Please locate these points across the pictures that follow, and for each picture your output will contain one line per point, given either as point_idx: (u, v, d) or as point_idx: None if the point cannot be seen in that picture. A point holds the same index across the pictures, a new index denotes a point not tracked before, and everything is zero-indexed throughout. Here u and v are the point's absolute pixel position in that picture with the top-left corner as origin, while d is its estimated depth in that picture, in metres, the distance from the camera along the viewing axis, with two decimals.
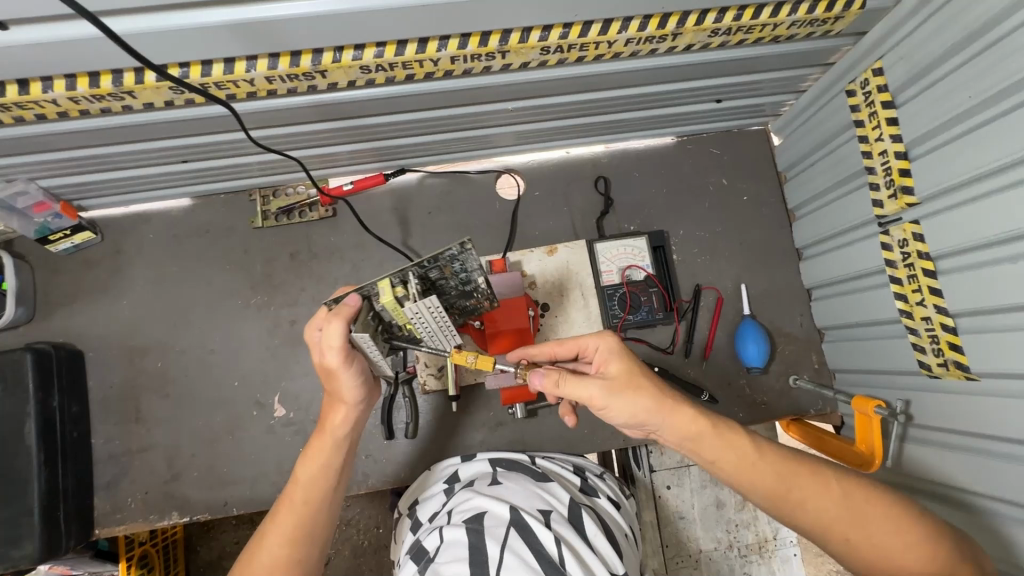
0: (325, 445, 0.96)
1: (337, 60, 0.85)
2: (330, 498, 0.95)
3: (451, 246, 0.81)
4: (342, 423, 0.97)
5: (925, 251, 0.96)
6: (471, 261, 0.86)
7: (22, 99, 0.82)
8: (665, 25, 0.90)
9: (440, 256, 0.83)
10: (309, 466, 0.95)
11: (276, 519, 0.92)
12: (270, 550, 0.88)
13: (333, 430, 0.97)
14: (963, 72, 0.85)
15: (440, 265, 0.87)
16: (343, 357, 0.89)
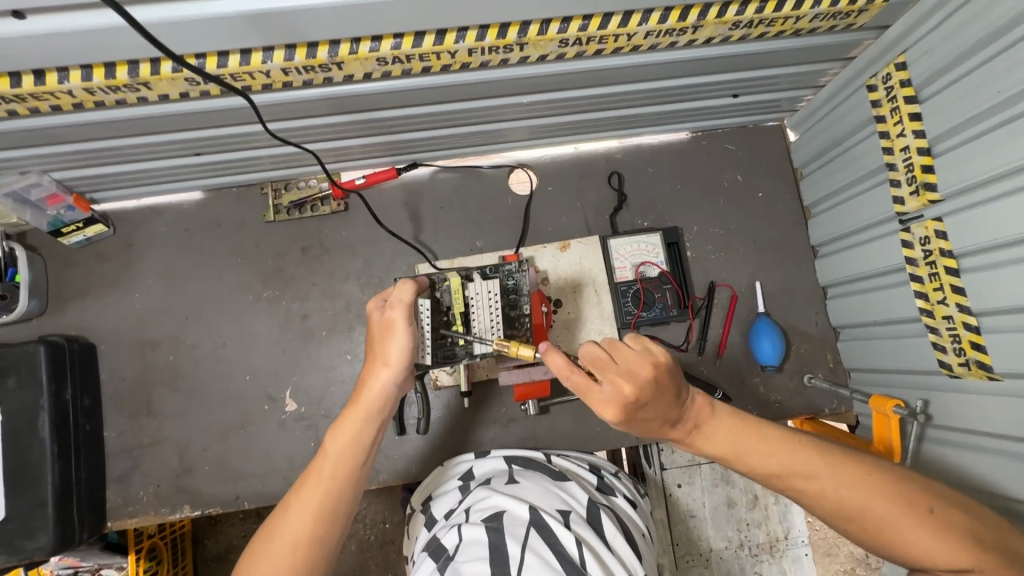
0: (358, 417, 0.94)
1: (354, 52, 0.84)
2: (357, 470, 0.94)
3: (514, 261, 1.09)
4: (378, 393, 0.94)
5: (948, 249, 0.95)
6: (524, 281, 1.10)
7: (38, 89, 0.81)
8: (686, 17, 0.88)
9: (502, 266, 1.08)
10: (338, 439, 0.93)
11: (301, 492, 0.91)
12: (293, 519, 0.88)
13: (370, 402, 0.94)
14: (988, 68, 0.83)
15: (499, 275, 1.08)
16: (408, 314, 0.91)
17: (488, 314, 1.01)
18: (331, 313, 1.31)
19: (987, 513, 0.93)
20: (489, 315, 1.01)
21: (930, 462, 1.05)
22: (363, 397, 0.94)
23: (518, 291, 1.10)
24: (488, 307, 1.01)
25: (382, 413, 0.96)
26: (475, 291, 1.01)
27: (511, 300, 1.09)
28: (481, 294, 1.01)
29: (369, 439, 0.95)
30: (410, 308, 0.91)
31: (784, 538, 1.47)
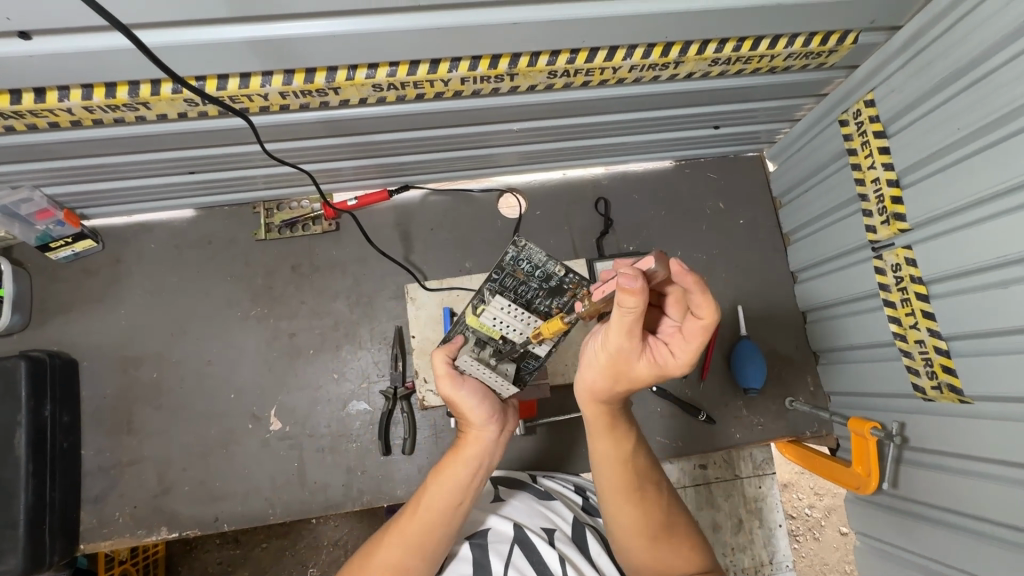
0: (461, 463, 0.90)
1: (350, 78, 0.87)
2: (457, 517, 0.87)
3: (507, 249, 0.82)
4: (483, 443, 0.92)
5: (918, 276, 0.99)
6: (535, 254, 0.82)
7: (37, 107, 0.83)
8: (668, 54, 0.93)
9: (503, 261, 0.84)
10: (438, 478, 0.89)
11: (402, 530, 0.85)
12: (389, 552, 0.83)
13: (472, 453, 0.92)
14: (950, 106, 0.89)
15: (509, 272, 0.85)
16: (456, 381, 0.92)
17: (520, 322, 0.88)
18: (319, 331, 1.31)
19: (966, 534, 0.95)
20: (520, 322, 0.88)
21: (908, 483, 1.07)
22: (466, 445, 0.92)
23: (541, 267, 0.84)
24: (510, 319, 0.87)
25: (484, 467, 0.92)
26: (487, 316, 0.88)
27: (541, 278, 0.85)
28: (494, 314, 0.87)
29: (475, 490, 0.89)
30: (450, 372, 0.92)
31: (770, 562, 1.47)
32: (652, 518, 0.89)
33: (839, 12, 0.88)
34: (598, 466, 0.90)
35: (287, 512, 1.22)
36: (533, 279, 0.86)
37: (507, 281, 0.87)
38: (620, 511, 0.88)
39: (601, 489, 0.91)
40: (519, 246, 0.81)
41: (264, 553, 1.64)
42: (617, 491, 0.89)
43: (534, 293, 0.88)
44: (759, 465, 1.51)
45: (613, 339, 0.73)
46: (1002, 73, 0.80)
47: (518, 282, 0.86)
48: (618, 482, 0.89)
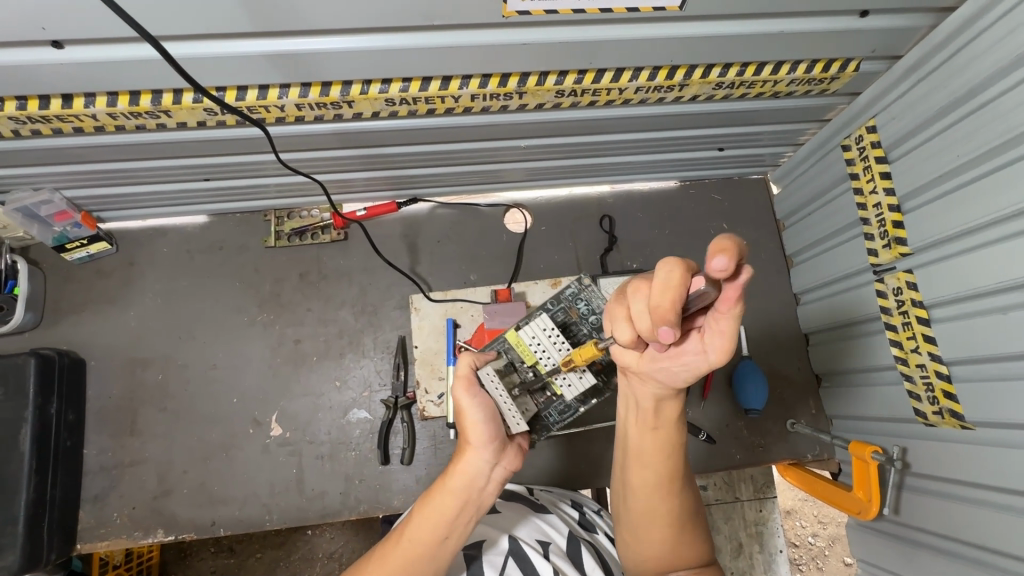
0: (448, 495, 0.86)
1: (364, 92, 0.90)
2: (443, 551, 0.84)
3: (571, 282, 1.02)
4: (474, 474, 0.88)
5: (919, 299, 0.99)
6: (596, 300, 1.01)
7: (64, 112, 0.86)
8: (673, 76, 0.96)
9: (562, 294, 1.02)
10: (424, 508, 0.86)
11: (384, 558, 0.83)
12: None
13: (461, 481, 0.87)
14: (949, 135, 0.91)
15: (564, 307, 1.02)
16: (466, 390, 0.91)
17: (558, 351, 0.96)
18: (324, 338, 1.33)
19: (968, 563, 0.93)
20: (557, 350, 0.96)
21: (909, 510, 1.06)
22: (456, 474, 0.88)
23: (596, 314, 1.02)
24: (549, 341, 0.97)
25: (476, 499, 0.87)
26: (529, 332, 0.98)
27: (593, 322, 1.01)
28: (535, 334, 0.97)
29: (462, 524, 0.86)
30: (468, 379, 0.92)
31: None
32: (682, 510, 0.90)
33: (841, 40, 0.90)
34: (643, 457, 0.88)
35: (283, 519, 1.22)
36: (585, 322, 1.01)
37: (560, 316, 1.02)
38: (656, 503, 0.88)
39: (637, 480, 0.89)
40: (584, 285, 1.01)
41: (258, 563, 1.64)
42: (653, 483, 0.88)
43: (581, 333, 1.01)
44: (759, 488, 1.50)
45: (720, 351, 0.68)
46: (999, 103, 0.82)
47: (569, 319, 1.02)
48: (660, 476, 0.88)
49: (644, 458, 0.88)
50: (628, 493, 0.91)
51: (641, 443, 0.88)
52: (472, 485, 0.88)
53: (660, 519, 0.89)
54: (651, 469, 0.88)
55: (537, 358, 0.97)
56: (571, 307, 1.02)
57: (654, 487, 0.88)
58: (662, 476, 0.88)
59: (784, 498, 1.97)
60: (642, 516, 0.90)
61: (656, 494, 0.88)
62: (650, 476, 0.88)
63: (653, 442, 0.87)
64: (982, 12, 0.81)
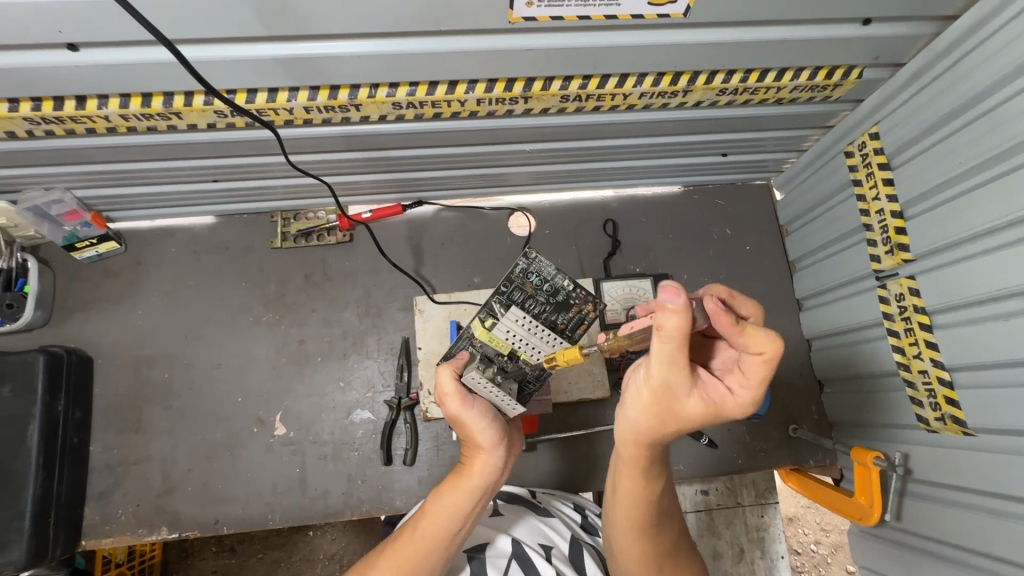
0: (462, 493, 0.88)
1: (372, 95, 0.91)
2: (454, 544, 0.87)
3: (518, 260, 0.86)
4: (489, 474, 0.89)
5: (921, 306, 1.00)
6: (545, 270, 0.87)
7: (77, 113, 0.88)
8: (677, 82, 0.97)
9: (512, 274, 0.88)
10: (439, 501, 0.88)
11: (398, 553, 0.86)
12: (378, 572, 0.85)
13: (474, 480, 0.89)
14: (951, 142, 0.91)
15: (518, 285, 0.88)
16: (461, 400, 0.87)
17: (540, 339, 0.86)
18: (328, 339, 1.34)
19: (970, 570, 0.93)
20: (541, 340, 0.86)
21: (911, 517, 1.06)
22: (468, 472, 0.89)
23: (549, 282, 0.88)
24: (528, 333, 0.85)
25: (487, 495, 0.90)
26: (504, 328, 0.86)
27: (548, 290, 0.88)
28: (511, 328, 0.85)
29: (473, 516, 0.88)
30: (459, 389, 0.87)
31: None
32: (661, 548, 0.89)
33: (844, 47, 0.91)
34: (620, 501, 0.85)
35: (286, 518, 1.22)
36: (540, 293, 0.89)
37: (514, 294, 0.89)
38: (635, 545, 0.87)
39: (615, 520, 0.88)
40: (531, 259, 0.86)
41: (259, 564, 1.64)
42: (634, 522, 0.86)
43: (539, 306, 0.89)
44: (761, 493, 1.49)
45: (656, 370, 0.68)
46: (1000, 111, 0.82)
47: (525, 296, 0.89)
48: (642, 519, 0.86)
49: (622, 500, 0.86)
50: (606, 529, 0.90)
51: (620, 484, 0.85)
52: (485, 483, 0.89)
53: (637, 561, 0.88)
54: (633, 510, 0.85)
55: (516, 349, 0.88)
56: (523, 281, 0.88)
57: (635, 527, 0.86)
58: (644, 516, 0.85)
59: (785, 505, 1.96)
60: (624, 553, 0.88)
61: (638, 532, 0.86)
62: (631, 517, 0.86)
63: (634, 484, 0.83)
64: (983, 22, 0.82)
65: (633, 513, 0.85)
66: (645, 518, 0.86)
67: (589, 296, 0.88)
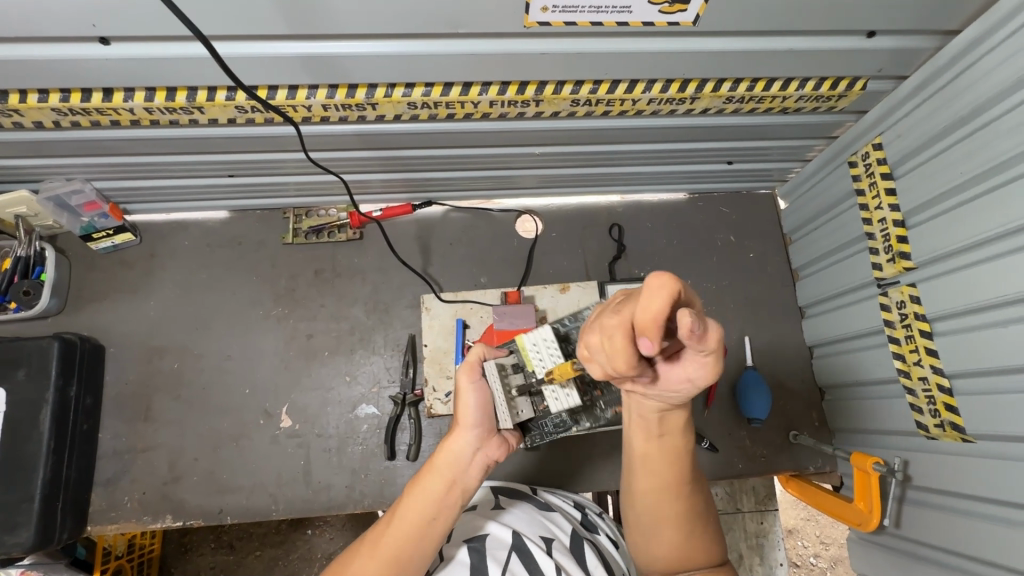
0: (435, 476, 0.90)
1: (388, 95, 0.94)
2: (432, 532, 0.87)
3: (592, 305, 0.84)
4: (460, 454, 0.91)
5: (922, 313, 1.01)
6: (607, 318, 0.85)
7: (104, 105, 0.91)
8: (685, 89, 0.99)
9: (580, 310, 0.86)
10: (412, 496, 0.89)
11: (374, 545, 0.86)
12: (360, 567, 0.83)
13: (448, 463, 0.90)
14: (952, 153, 0.93)
15: (578, 322, 0.86)
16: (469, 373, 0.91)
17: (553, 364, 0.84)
18: (336, 334, 1.36)
19: None
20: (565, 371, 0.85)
21: (910, 522, 1.07)
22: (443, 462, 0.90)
23: (602, 333, 0.86)
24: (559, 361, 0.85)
25: (460, 478, 0.91)
26: (536, 342, 0.86)
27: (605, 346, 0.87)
28: (536, 341, 0.86)
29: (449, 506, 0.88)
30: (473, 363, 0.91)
31: None
32: (693, 515, 0.89)
33: (849, 57, 0.93)
34: (647, 464, 0.87)
35: (289, 509, 1.24)
36: (590, 339, 0.87)
37: (568, 326, 0.87)
38: (666, 509, 0.87)
39: (643, 489, 0.88)
40: (602, 303, 0.83)
41: (257, 560, 1.65)
42: (660, 486, 0.87)
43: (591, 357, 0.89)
44: (761, 500, 1.50)
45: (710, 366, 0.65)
46: (1001, 123, 0.84)
47: (574, 331, 0.87)
48: (669, 480, 0.87)
49: (649, 466, 0.87)
50: (631, 505, 0.91)
51: (643, 449, 0.87)
52: (457, 466, 0.91)
53: (670, 522, 0.87)
54: (656, 471, 0.87)
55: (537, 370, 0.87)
56: (580, 320, 0.86)
57: (661, 489, 0.87)
58: (669, 478, 0.87)
59: (785, 518, 1.96)
60: (653, 518, 0.88)
61: (667, 495, 0.87)
62: (659, 479, 0.87)
63: (657, 447, 0.86)
64: (984, 36, 0.84)
65: (658, 475, 0.87)
66: (670, 481, 0.87)
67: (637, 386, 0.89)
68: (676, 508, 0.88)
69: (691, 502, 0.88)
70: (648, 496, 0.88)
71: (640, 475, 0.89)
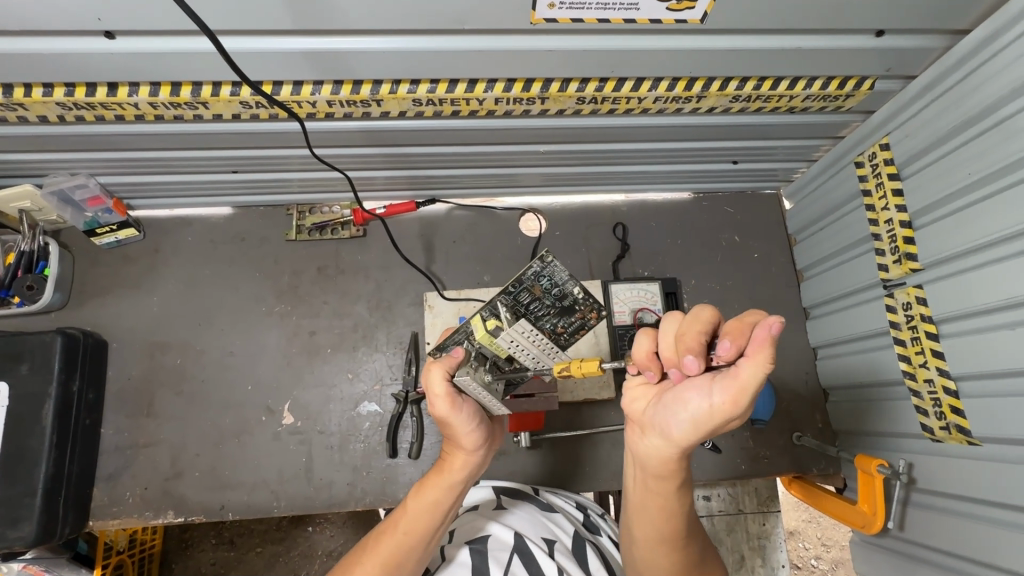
0: (440, 489, 0.93)
1: (393, 91, 0.94)
2: (432, 538, 0.91)
3: (532, 262, 0.80)
4: (465, 471, 0.94)
5: (928, 315, 1.01)
6: (558, 275, 0.82)
7: (108, 100, 0.91)
8: (691, 88, 0.99)
9: (524, 277, 0.82)
10: (419, 501, 0.92)
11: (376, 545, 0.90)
12: (364, 569, 0.86)
13: (449, 476, 0.93)
14: (960, 153, 0.92)
15: (527, 287, 0.84)
16: (450, 405, 0.87)
17: (535, 345, 0.86)
18: (338, 331, 1.36)
19: None
20: (538, 347, 0.86)
21: (914, 526, 1.06)
22: (448, 474, 0.93)
23: (558, 287, 0.84)
24: (529, 343, 0.84)
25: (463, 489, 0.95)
26: (507, 337, 0.83)
27: (556, 295, 0.85)
28: (513, 337, 0.83)
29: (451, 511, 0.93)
30: (449, 391, 0.87)
31: None
32: (689, 559, 0.88)
33: (858, 56, 0.92)
34: (647, 517, 0.84)
35: (290, 506, 1.24)
36: (547, 298, 0.85)
37: (522, 296, 0.84)
38: (661, 558, 0.85)
39: (640, 535, 0.86)
40: (547, 263, 0.80)
41: (258, 557, 1.65)
42: (657, 540, 0.85)
43: (544, 310, 0.86)
44: (764, 501, 1.49)
45: (729, 401, 0.64)
46: (1010, 124, 0.83)
47: (533, 298, 0.85)
48: (666, 535, 0.84)
49: (646, 516, 0.84)
50: (631, 546, 0.89)
51: (639, 499, 0.84)
52: (461, 477, 0.94)
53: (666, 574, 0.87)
54: (655, 525, 0.84)
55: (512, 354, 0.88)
56: (532, 283, 0.84)
57: (660, 543, 0.85)
58: (669, 531, 0.84)
59: (788, 518, 1.97)
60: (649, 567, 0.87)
61: (665, 549, 0.85)
62: (659, 532, 0.84)
63: (659, 504, 0.82)
64: (994, 35, 0.83)
65: (657, 529, 0.84)
66: (668, 534, 0.84)
67: (594, 305, 0.86)
68: (675, 560, 0.86)
69: (689, 552, 0.87)
70: (644, 547, 0.86)
71: (637, 525, 0.86)
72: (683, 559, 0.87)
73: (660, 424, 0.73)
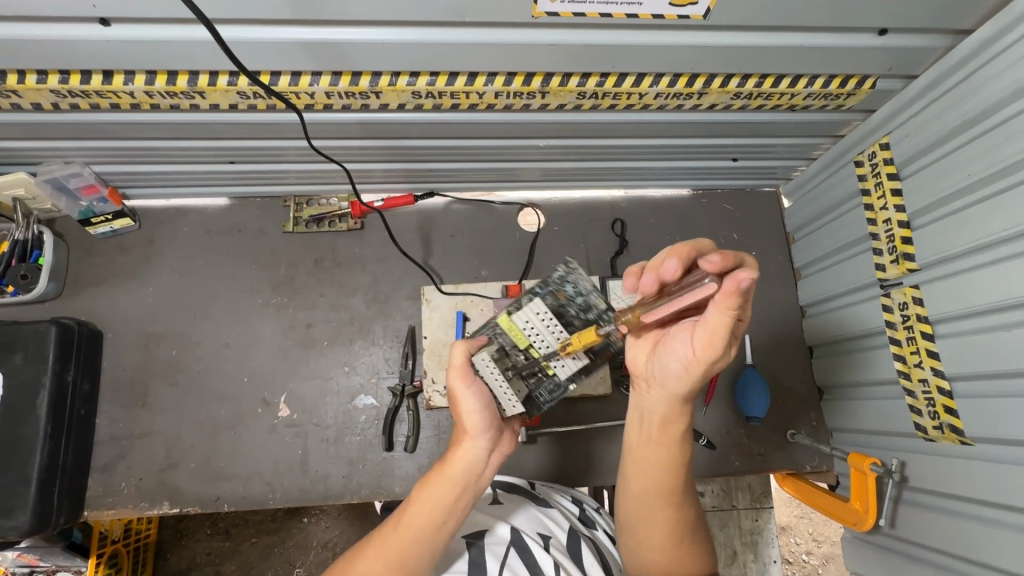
0: (447, 483, 0.87)
1: (392, 84, 0.93)
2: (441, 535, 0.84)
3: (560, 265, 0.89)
4: (473, 461, 0.89)
5: (924, 314, 1.01)
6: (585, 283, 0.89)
7: (103, 88, 0.90)
8: (692, 84, 0.98)
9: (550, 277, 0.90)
10: (424, 497, 0.86)
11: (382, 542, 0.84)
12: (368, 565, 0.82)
13: (459, 471, 0.88)
14: (959, 154, 0.92)
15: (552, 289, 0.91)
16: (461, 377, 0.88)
17: (549, 332, 0.90)
18: (335, 323, 1.35)
19: None
20: (551, 334, 0.89)
21: (906, 523, 1.07)
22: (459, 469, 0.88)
23: (584, 296, 0.90)
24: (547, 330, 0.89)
25: (473, 484, 0.88)
26: (522, 318, 0.90)
27: (582, 305, 0.91)
28: (530, 319, 0.89)
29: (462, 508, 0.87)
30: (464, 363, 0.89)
31: None
32: (680, 527, 0.89)
33: (859, 55, 0.92)
34: (638, 463, 0.90)
35: (286, 498, 1.24)
36: (573, 305, 0.91)
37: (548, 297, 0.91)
38: (656, 515, 0.87)
39: (635, 486, 0.90)
40: (572, 268, 0.87)
41: (253, 547, 1.66)
42: (651, 488, 0.88)
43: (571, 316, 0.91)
44: (756, 497, 1.51)
45: (712, 341, 0.74)
46: (1010, 125, 0.83)
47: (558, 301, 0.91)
48: (660, 484, 0.88)
49: (643, 464, 0.89)
50: (623, 501, 0.92)
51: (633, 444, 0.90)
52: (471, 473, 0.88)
53: (655, 525, 0.88)
54: (648, 468, 0.88)
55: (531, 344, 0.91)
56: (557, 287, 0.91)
57: (653, 490, 0.88)
58: (662, 475, 0.88)
59: (779, 514, 1.98)
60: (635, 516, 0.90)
61: (656, 496, 0.88)
62: (651, 479, 0.88)
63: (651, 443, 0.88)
64: (997, 35, 0.83)
65: (649, 474, 0.89)
66: (659, 483, 0.88)
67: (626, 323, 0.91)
68: (664, 513, 0.88)
69: (680, 511, 0.89)
70: (635, 494, 0.90)
71: (630, 469, 0.91)
72: (675, 513, 0.89)
73: (661, 373, 0.83)
